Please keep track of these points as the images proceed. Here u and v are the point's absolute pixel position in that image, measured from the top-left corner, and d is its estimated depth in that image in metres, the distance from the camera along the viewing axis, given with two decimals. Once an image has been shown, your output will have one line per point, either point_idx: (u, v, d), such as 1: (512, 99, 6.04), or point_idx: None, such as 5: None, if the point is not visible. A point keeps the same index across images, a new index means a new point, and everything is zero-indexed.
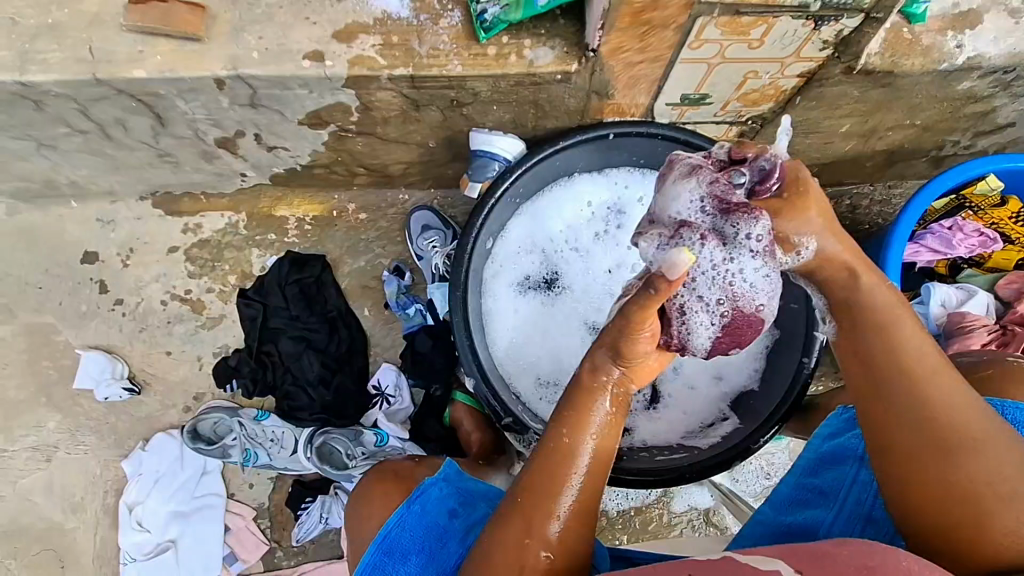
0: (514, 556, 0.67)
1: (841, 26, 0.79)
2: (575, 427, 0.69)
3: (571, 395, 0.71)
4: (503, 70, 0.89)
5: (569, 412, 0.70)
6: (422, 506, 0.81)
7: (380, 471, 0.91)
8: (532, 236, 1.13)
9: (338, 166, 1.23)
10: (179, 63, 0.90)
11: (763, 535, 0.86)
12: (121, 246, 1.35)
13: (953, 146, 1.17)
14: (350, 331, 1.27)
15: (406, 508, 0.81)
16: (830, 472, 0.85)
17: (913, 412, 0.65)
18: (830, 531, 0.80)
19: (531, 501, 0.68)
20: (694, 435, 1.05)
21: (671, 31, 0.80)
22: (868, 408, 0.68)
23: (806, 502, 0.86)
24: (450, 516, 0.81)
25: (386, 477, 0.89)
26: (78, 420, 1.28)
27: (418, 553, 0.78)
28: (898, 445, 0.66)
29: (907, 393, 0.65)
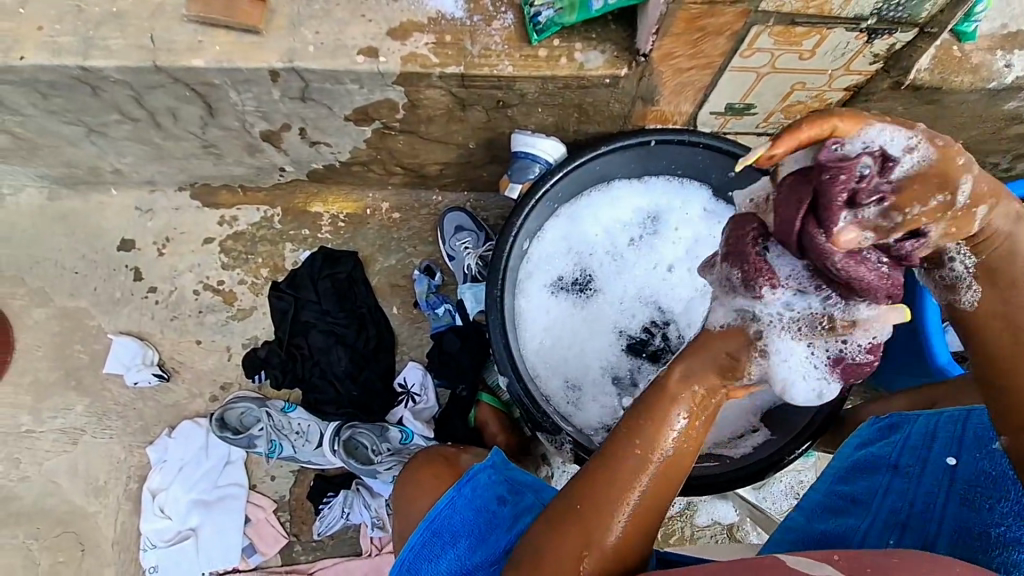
0: (569, 564, 0.63)
1: (893, 40, 0.80)
2: (648, 438, 0.63)
3: (646, 400, 0.65)
4: (552, 71, 0.91)
5: (640, 419, 0.64)
6: (473, 491, 0.81)
7: (428, 454, 0.93)
8: (568, 239, 1.14)
9: (376, 164, 1.25)
10: (237, 54, 0.92)
11: (793, 540, 0.84)
12: (157, 235, 1.37)
13: (991, 168, 1.18)
14: (379, 327, 1.28)
15: (456, 491, 0.81)
16: (864, 480, 0.84)
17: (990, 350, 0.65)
18: (864, 540, 0.77)
19: (591, 510, 0.64)
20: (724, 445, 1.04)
21: (725, 38, 0.81)
22: (984, 342, 0.66)
23: (838, 509, 0.84)
24: (499, 503, 0.80)
25: (436, 460, 0.91)
26: (106, 405, 1.29)
27: (467, 536, 0.78)
28: (1005, 390, 0.64)
29: (987, 344, 0.66)
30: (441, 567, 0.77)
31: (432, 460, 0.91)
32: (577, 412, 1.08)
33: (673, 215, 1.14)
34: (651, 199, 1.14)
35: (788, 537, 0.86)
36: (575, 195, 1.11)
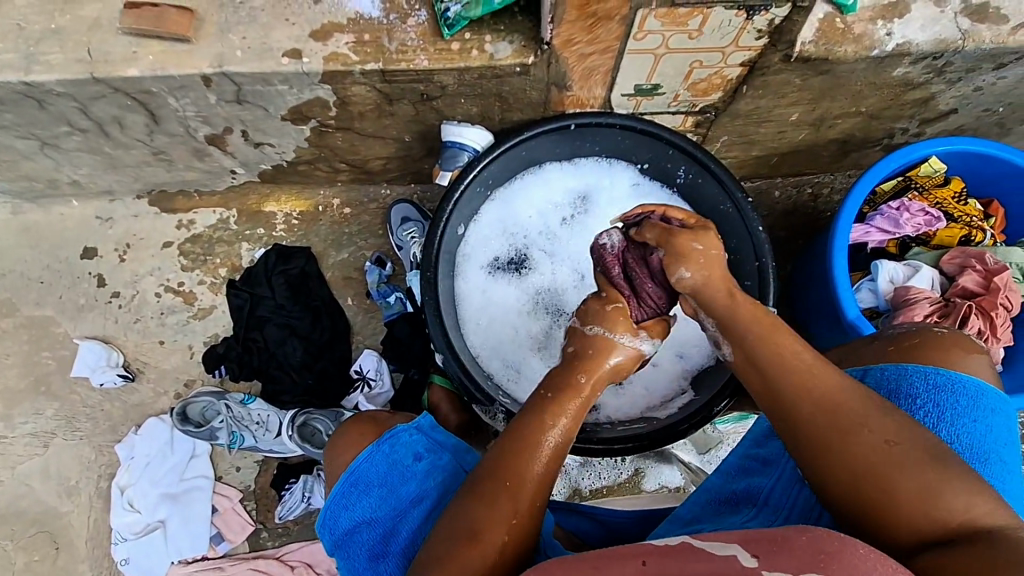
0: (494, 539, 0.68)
1: (771, 16, 0.86)
2: (554, 415, 0.73)
3: (553, 385, 0.76)
4: (465, 63, 0.97)
5: (539, 409, 0.74)
6: (391, 447, 0.86)
7: (358, 417, 0.95)
8: (504, 224, 1.19)
9: (321, 162, 1.31)
10: (169, 62, 0.98)
11: (706, 501, 0.84)
12: (118, 242, 1.42)
13: (903, 134, 1.24)
14: (333, 319, 1.33)
15: (376, 447, 0.87)
16: (775, 442, 0.83)
17: (817, 403, 0.65)
18: (771, 497, 0.77)
19: (513, 488, 0.70)
20: (654, 409, 1.08)
21: (616, 23, 0.87)
22: (813, 405, 0.65)
23: (752, 470, 0.84)
24: (415, 459, 0.86)
25: (363, 422, 0.93)
26: (74, 407, 1.34)
27: (379, 486, 0.85)
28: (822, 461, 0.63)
29: (825, 392, 0.65)
30: (356, 514, 0.85)
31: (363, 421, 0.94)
32: (519, 386, 1.13)
33: (604, 196, 1.20)
34: (581, 181, 1.20)
35: (701, 499, 0.85)
36: (507, 181, 1.17)
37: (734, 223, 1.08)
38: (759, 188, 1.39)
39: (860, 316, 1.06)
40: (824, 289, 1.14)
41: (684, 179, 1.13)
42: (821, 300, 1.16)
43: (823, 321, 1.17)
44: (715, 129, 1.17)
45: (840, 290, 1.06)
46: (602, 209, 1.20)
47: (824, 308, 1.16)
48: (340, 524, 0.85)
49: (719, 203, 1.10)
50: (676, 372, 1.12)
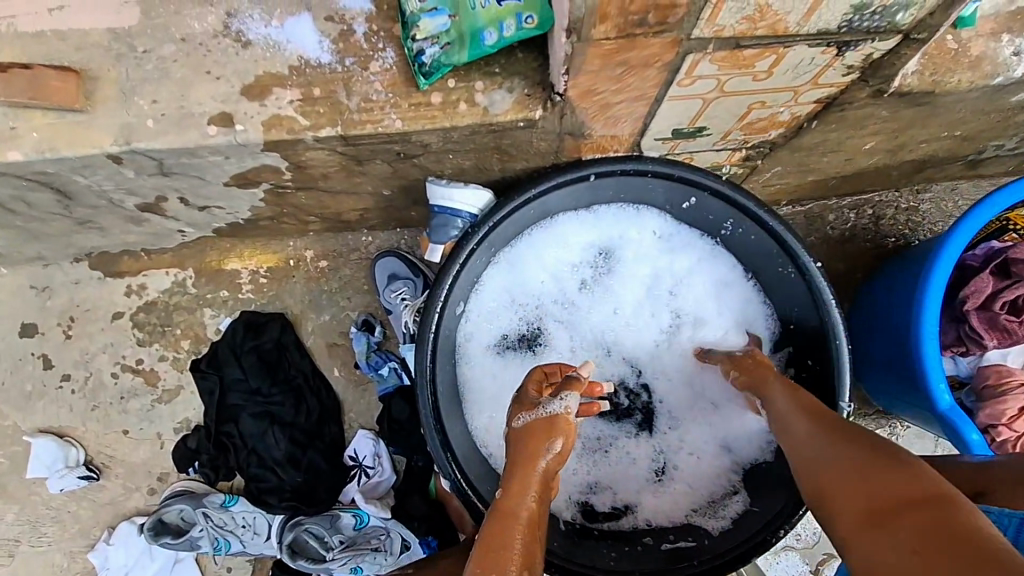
0: None
1: (870, 50, 0.62)
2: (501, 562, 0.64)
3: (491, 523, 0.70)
4: (451, 121, 0.73)
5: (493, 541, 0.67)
6: None
7: None
8: (512, 290, 0.98)
9: (286, 217, 1.08)
10: (61, 139, 0.74)
11: None
12: (60, 315, 1.22)
13: (995, 149, 1.00)
14: (318, 397, 1.15)
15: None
16: None
17: (849, 492, 0.55)
18: None
19: None
20: (700, 514, 0.93)
21: (655, 69, 0.63)
22: (830, 484, 0.58)
23: None
24: None
25: None
26: (37, 510, 1.19)
27: None
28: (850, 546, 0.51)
29: (885, 479, 0.54)
30: None
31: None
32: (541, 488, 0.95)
33: (629, 248, 0.98)
34: (603, 232, 0.97)
35: None
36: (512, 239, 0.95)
37: (796, 291, 0.88)
38: (810, 211, 1.17)
39: (954, 402, 0.88)
40: (898, 353, 0.96)
41: (731, 232, 0.91)
42: (891, 360, 0.98)
43: (893, 385, 1.00)
44: (768, 161, 0.94)
45: (927, 367, 0.88)
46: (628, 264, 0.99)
47: (895, 372, 0.98)
48: None
49: (777, 265, 0.89)
50: (722, 466, 0.95)
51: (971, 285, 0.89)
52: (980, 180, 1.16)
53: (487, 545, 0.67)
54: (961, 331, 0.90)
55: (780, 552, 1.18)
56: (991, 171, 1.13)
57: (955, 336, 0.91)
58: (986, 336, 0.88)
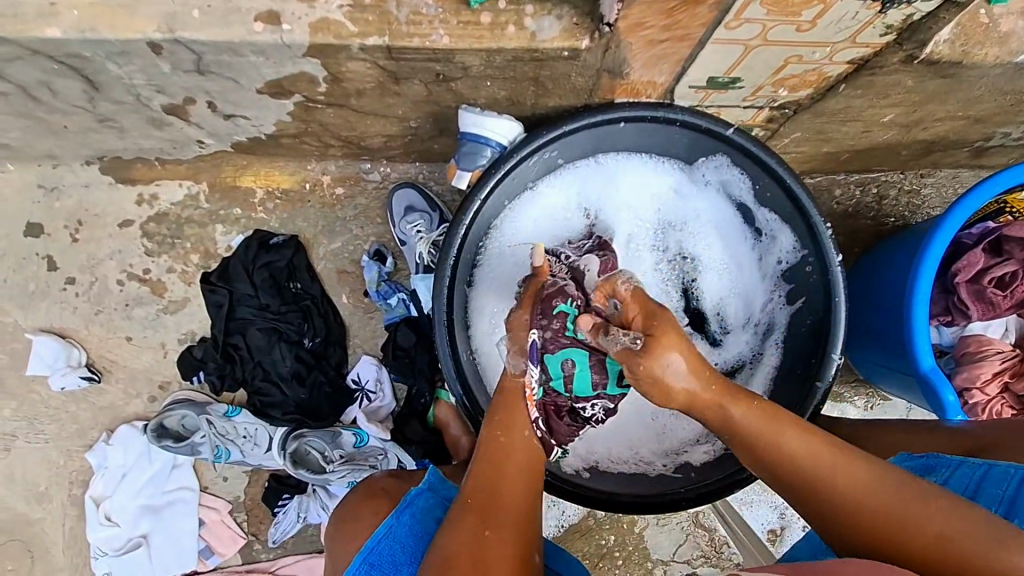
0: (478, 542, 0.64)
1: (911, 10, 0.65)
2: (508, 429, 0.76)
3: (502, 399, 0.79)
4: (497, 43, 0.74)
5: (501, 414, 0.78)
6: (412, 519, 0.75)
7: (369, 487, 0.85)
8: (547, 219, 0.99)
9: (308, 136, 1.08)
10: (102, 21, 0.74)
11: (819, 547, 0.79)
12: (68, 217, 1.20)
13: (1002, 137, 1.05)
14: (326, 321, 1.17)
15: (395, 519, 0.75)
16: None
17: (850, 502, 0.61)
18: None
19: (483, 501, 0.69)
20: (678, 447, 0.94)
21: (708, 7, 0.65)
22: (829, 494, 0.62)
23: None
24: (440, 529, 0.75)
25: (375, 494, 0.83)
26: (34, 408, 1.19)
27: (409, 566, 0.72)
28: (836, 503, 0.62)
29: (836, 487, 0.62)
30: None
31: (373, 493, 0.84)
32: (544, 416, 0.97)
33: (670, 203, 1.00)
34: (634, 177, 0.98)
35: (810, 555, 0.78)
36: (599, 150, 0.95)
37: (802, 246, 0.92)
38: (819, 184, 1.21)
39: (935, 366, 0.93)
40: (888, 319, 1.01)
41: (750, 187, 0.93)
42: (885, 330, 1.03)
43: (880, 350, 1.05)
44: (790, 124, 0.97)
45: (914, 330, 0.94)
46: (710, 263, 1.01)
47: (882, 335, 1.04)
48: None
49: (787, 224, 0.92)
50: None
51: (963, 259, 0.94)
52: (981, 170, 1.21)
53: (498, 418, 0.78)
54: (949, 301, 0.96)
55: (752, 503, 1.23)
56: (992, 162, 1.18)
57: (944, 306, 0.96)
58: (972, 307, 0.93)
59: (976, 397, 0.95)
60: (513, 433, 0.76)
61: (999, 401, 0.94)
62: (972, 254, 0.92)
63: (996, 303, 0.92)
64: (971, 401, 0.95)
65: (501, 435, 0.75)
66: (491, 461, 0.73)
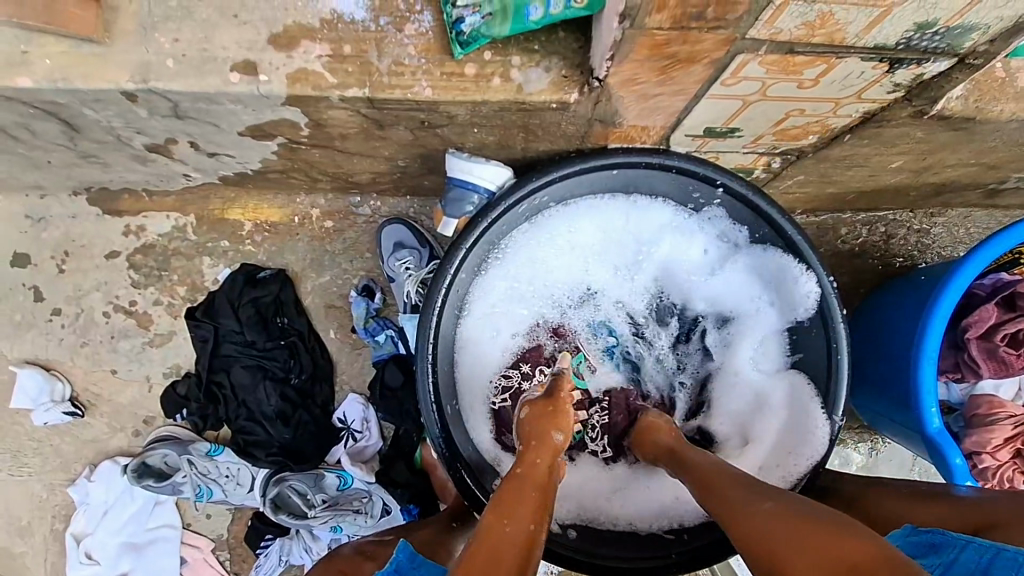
0: None
1: (922, 71, 0.61)
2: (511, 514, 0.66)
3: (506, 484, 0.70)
4: (483, 95, 0.71)
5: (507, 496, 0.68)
6: None
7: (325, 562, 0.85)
8: (546, 250, 0.94)
9: (296, 172, 1.05)
10: (74, 70, 0.71)
11: None
12: (55, 248, 1.19)
13: (1018, 181, 1.00)
14: (313, 358, 1.14)
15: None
16: None
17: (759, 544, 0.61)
18: None
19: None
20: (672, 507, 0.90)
21: (702, 66, 0.61)
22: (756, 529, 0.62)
23: None
24: None
25: (328, 573, 0.82)
26: (18, 441, 1.18)
27: None
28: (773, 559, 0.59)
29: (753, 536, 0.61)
30: None
31: (326, 568, 0.83)
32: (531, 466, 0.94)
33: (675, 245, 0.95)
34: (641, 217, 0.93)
35: None
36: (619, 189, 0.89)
37: (805, 302, 0.88)
38: (824, 223, 1.17)
39: (942, 427, 0.89)
40: (893, 372, 0.97)
41: (748, 236, 0.90)
42: (888, 381, 0.99)
43: (884, 402, 1.01)
44: (793, 169, 0.93)
45: (920, 387, 0.89)
46: (736, 363, 0.95)
47: (886, 387, 0.99)
48: None
49: (789, 276, 0.89)
50: None
51: (974, 313, 0.89)
52: (994, 210, 1.16)
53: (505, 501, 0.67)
54: (958, 358, 0.91)
55: None
56: (1007, 202, 1.13)
57: (953, 362, 0.91)
58: (983, 366, 0.88)
59: (986, 461, 0.90)
60: (520, 515, 0.66)
61: (1010, 466, 0.90)
62: (984, 309, 0.87)
63: (1009, 363, 0.87)
64: (981, 465, 0.91)
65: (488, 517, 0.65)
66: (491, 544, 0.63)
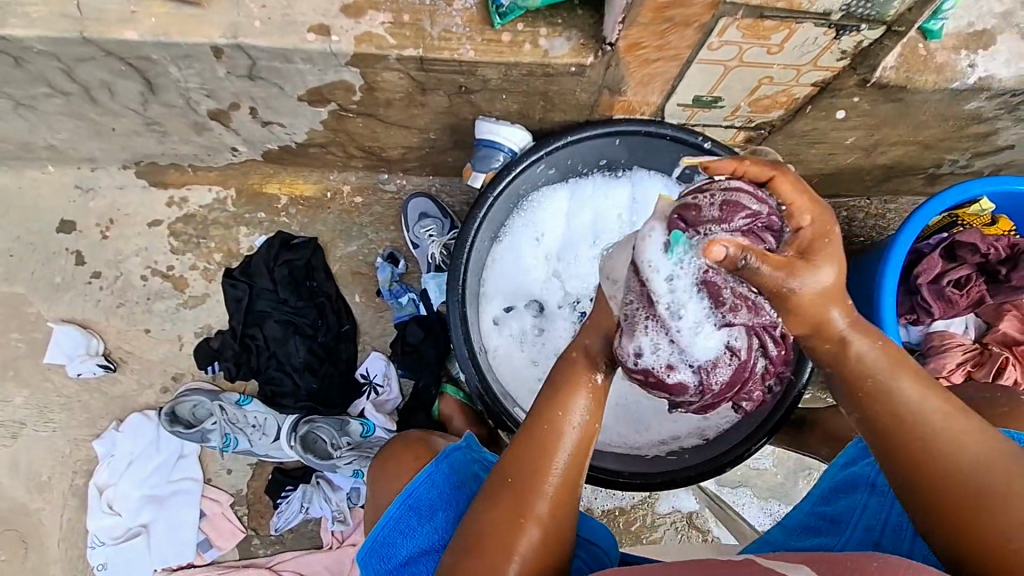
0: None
1: (861, 38, 0.79)
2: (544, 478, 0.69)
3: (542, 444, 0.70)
4: (516, 57, 0.87)
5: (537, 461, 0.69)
6: (449, 467, 0.83)
7: (405, 438, 0.93)
8: (564, 213, 1.11)
9: (335, 146, 1.18)
10: (174, 28, 0.85)
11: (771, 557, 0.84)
12: (100, 216, 1.28)
13: (952, 165, 1.19)
14: (339, 318, 1.24)
15: (434, 466, 0.83)
16: (843, 499, 0.81)
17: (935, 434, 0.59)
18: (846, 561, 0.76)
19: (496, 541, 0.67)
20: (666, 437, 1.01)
21: (693, 30, 0.78)
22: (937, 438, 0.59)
23: (818, 530, 0.83)
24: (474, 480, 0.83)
25: (413, 446, 0.91)
26: (48, 396, 1.22)
27: (444, 510, 0.80)
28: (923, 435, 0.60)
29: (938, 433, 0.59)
30: (419, 540, 0.79)
31: (411, 443, 0.92)
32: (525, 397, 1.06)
33: None
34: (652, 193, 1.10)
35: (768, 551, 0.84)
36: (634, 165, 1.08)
37: None
38: None
39: None
40: None
41: None
42: None
43: None
44: (767, 145, 1.10)
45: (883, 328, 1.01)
46: None
47: None
48: (397, 553, 0.80)
49: None
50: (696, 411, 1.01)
51: (923, 263, 1.04)
52: None
53: (535, 469, 0.69)
54: (913, 301, 1.06)
55: (743, 507, 1.27)
56: None
57: (909, 306, 1.07)
58: (934, 306, 1.04)
59: None
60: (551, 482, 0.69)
61: None
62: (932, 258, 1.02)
63: (955, 301, 1.03)
64: None
65: (547, 412, 0.70)
66: (513, 505, 0.68)
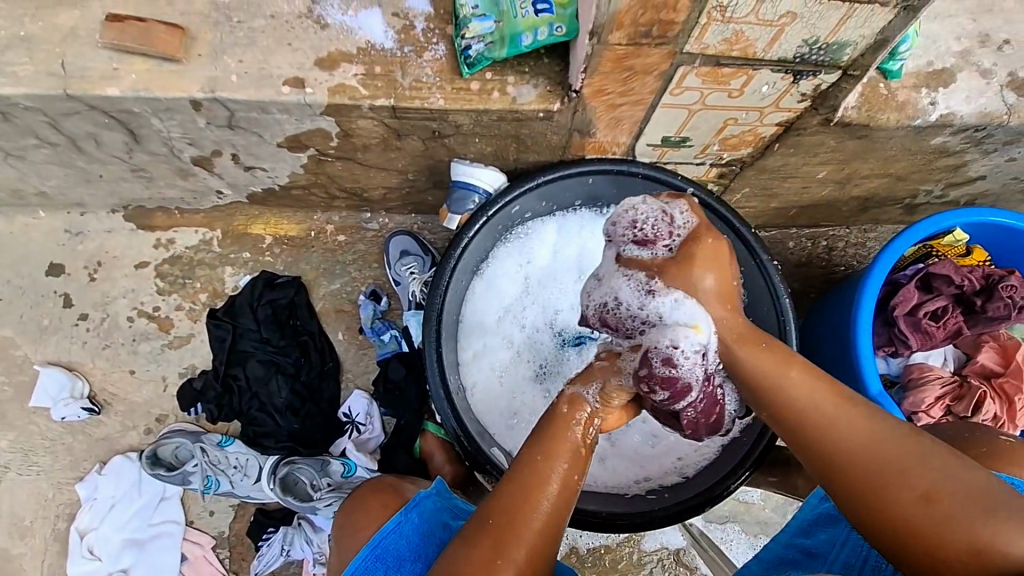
0: None
1: (818, 81, 0.81)
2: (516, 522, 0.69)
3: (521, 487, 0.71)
4: (485, 104, 0.89)
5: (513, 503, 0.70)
6: (419, 516, 0.83)
7: (374, 484, 0.93)
8: (544, 248, 1.11)
9: (316, 187, 1.20)
10: (155, 83, 0.88)
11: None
12: (88, 259, 1.30)
13: (927, 195, 1.21)
14: (322, 356, 1.25)
15: (404, 516, 0.83)
16: (824, 532, 0.84)
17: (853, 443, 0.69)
18: None
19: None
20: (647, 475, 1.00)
21: (654, 77, 0.80)
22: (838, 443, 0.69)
23: (794, 562, 0.85)
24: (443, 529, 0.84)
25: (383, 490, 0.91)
26: (33, 439, 1.23)
27: (413, 560, 0.80)
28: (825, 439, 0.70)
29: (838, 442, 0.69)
30: None
31: (381, 487, 0.92)
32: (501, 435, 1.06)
33: None
34: None
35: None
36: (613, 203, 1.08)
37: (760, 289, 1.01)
38: (773, 237, 1.35)
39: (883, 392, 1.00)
40: (839, 351, 1.10)
41: None
42: (835, 360, 1.11)
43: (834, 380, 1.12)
44: (740, 180, 1.12)
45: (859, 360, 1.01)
46: None
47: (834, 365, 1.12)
48: None
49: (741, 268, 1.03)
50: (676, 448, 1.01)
51: (899, 295, 1.04)
52: None
53: (508, 510, 0.70)
54: (891, 332, 1.06)
55: (732, 543, 1.25)
56: None
57: (887, 337, 1.06)
58: (911, 337, 1.03)
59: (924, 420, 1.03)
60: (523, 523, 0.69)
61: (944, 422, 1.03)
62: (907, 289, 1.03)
63: (931, 333, 1.03)
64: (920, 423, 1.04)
65: (537, 458, 0.73)
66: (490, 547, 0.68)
